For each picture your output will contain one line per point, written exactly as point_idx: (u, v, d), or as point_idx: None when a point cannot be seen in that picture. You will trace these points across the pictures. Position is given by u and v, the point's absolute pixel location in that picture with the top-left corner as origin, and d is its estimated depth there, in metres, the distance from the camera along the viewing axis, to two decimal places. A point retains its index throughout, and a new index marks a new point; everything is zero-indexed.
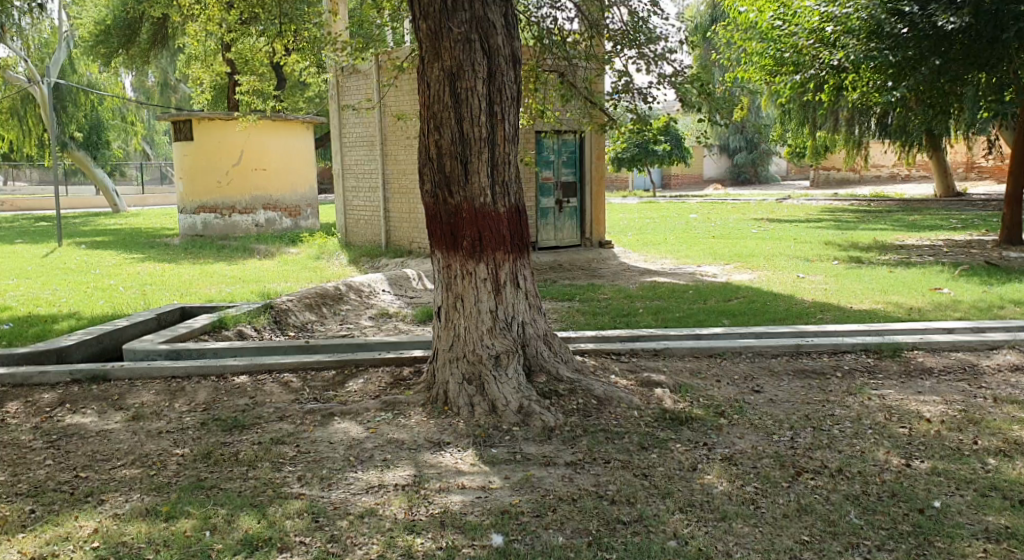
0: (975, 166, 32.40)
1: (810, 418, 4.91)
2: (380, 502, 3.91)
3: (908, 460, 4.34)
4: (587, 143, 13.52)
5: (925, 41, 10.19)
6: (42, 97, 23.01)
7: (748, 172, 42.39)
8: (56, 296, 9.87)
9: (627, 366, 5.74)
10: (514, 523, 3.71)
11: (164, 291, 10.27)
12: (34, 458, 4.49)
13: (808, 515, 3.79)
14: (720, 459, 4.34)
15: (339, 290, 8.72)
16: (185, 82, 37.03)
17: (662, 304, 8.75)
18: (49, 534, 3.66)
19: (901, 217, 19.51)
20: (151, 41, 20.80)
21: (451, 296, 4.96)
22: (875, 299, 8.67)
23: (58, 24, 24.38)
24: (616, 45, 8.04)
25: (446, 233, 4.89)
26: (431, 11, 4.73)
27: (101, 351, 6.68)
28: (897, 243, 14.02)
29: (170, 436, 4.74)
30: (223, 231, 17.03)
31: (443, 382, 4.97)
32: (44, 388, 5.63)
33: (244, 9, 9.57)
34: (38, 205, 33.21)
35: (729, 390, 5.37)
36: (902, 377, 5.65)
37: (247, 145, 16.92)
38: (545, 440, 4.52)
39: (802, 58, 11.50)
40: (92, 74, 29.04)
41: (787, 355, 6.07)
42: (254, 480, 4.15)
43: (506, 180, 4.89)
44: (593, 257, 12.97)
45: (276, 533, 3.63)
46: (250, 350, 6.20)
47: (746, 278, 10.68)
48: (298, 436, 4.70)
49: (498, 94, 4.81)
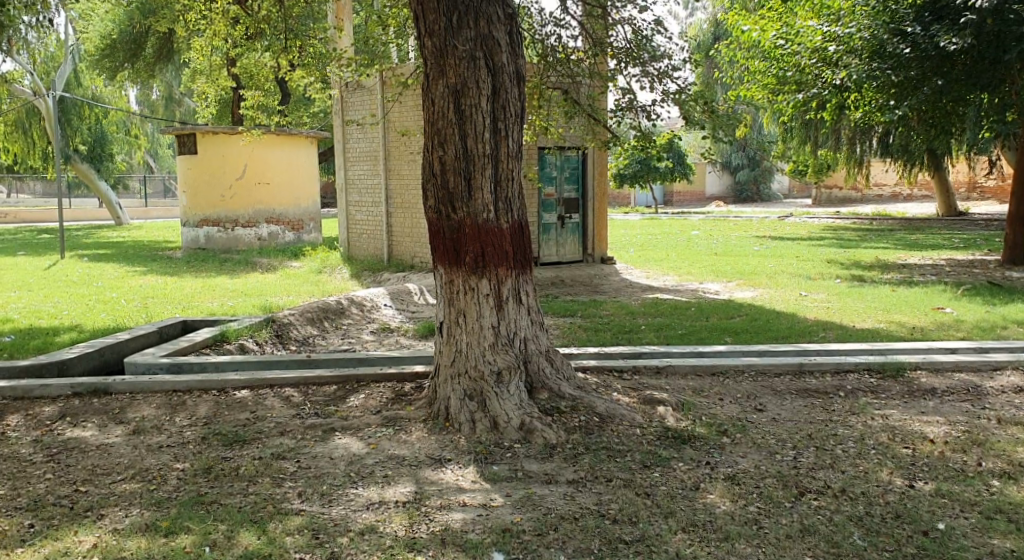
0: (977, 186, 32.56)
1: (813, 437, 4.89)
2: (381, 518, 3.89)
3: (912, 481, 4.32)
4: (589, 159, 13.53)
5: (926, 61, 10.29)
6: (46, 109, 23.21)
7: (750, 190, 42.76)
8: (58, 309, 9.89)
9: (629, 384, 5.71)
10: (516, 541, 3.69)
11: (166, 304, 10.27)
12: (34, 472, 4.47)
13: (812, 536, 3.78)
14: (723, 478, 4.32)
15: (341, 304, 8.77)
16: (190, 98, 37.41)
17: (664, 321, 8.76)
18: (48, 549, 3.64)
19: (903, 236, 19.54)
20: (156, 55, 20.97)
21: (453, 311, 4.97)
22: (879, 318, 8.67)
23: (65, 38, 24.68)
24: (619, 62, 8.06)
25: (449, 248, 4.89)
26: (436, 28, 4.76)
27: (103, 363, 6.71)
28: (899, 262, 14.03)
29: (171, 451, 4.72)
30: (226, 244, 17.09)
31: (444, 398, 4.96)
32: (45, 401, 5.61)
33: (250, 25, 9.66)
34: (41, 218, 33.45)
35: (732, 408, 5.34)
36: (905, 397, 5.62)
37: (251, 159, 16.93)
38: (547, 457, 4.51)
39: (805, 76, 11.74)
40: (97, 86, 29.23)
41: (789, 374, 6.05)
42: (254, 496, 4.13)
43: (510, 197, 4.90)
44: (595, 274, 12.99)
45: (277, 550, 3.61)
46: (252, 364, 6.20)
47: (749, 295, 10.70)
48: (298, 451, 4.69)
49: (502, 111, 4.83)
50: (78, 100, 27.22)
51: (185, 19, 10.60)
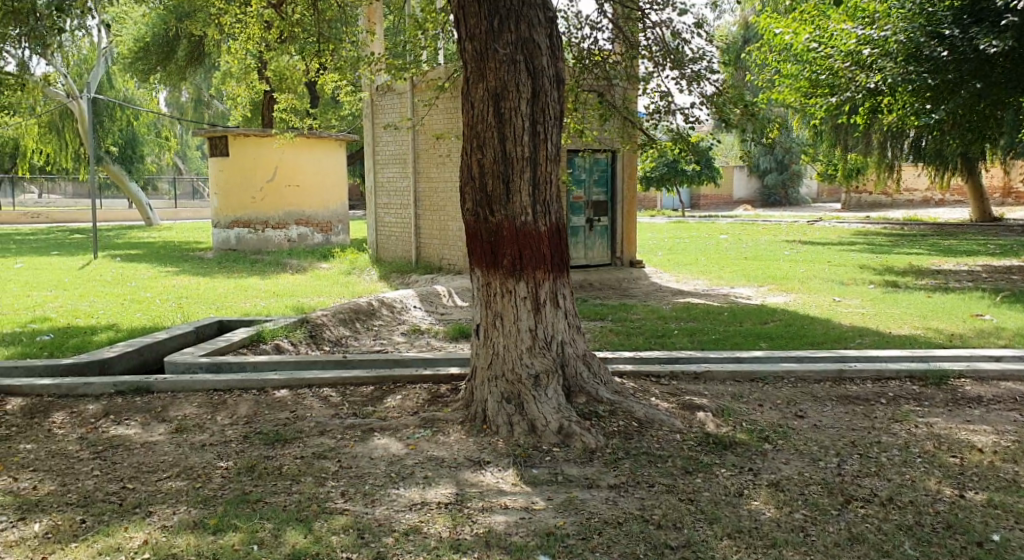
0: (1012, 191, 32.20)
1: (857, 444, 4.85)
2: (424, 519, 3.91)
3: (962, 491, 4.26)
4: (620, 162, 13.51)
5: (965, 64, 10.17)
6: (79, 111, 23.54)
7: (778, 193, 42.48)
8: (94, 308, 10.04)
9: (667, 389, 5.69)
10: (561, 545, 3.68)
11: (200, 304, 10.39)
12: (82, 468, 4.54)
13: (861, 545, 3.74)
14: (766, 485, 4.29)
15: (372, 305, 8.83)
16: (220, 100, 37.86)
17: (697, 325, 8.73)
18: (100, 545, 3.69)
19: (937, 242, 19.31)
20: (188, 58, 21.21)
21: (491, 313, 4.98)
22: (916, 324, 8.58)
23: (98, 41, 25.04)
24: (656, 64, 8.03)
25: (486, 251, 4.91)
26: (478, 32, 4.78)
27: (142, 362, 6.80)
28: (933, 268, 13.88)
29: (214, 449, 4.78)
30: (256, 246, 17.24)
31: (482, 400, 4.98)
32: (88, 399, 5.69)
33: (284, 29, 9.76)
34: (74, 218, 33.99)
35: (772, 414, 5.31)
36: (950, 405, 5.54)
37: (282, 161, 17.07)
38: (587, 462, 4.50)
39: (838, 79, 11.54)
40: (130, 89, 29.66)
41: (830, 380, 6.00)
42: (298, 495, 4.17)
43: (548, 200, 4.90)
44: (625, 277, 12.95)
45: (323, 549, 3.64)
46: (290, 364, 6.26)
47: (781, 300, 10.63)
48: (339, 450, 4.73)
49: (541, 113, 4.83)
50: (111, 102, 27.61)
51: (220, 22, 10.74)
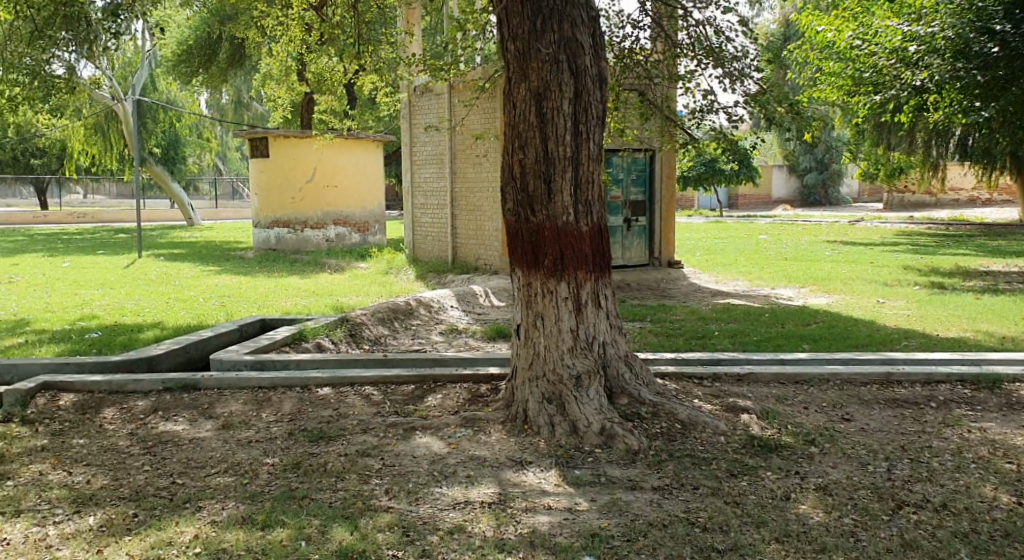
0: None
1: (907, 448, 4.76)
2: (468, 519, 3.92)
3: (1018, 498, 4.16)
4: (657, 161, 13.39)
5: (1018, 59, 10.19)
6: (124, 113, 23.97)
7: (818, 193, 41.93)
8: (139, 306, 10.22)
9: (710, 391, 5.64)
10: (606, 546, 3.67)
11: (241, 303, 10.52)
12: (132, 463, 4.62)
13: (914, 551, 3.67)
14: (814, 489, 4.23)
15: (410, 305, 8.87)
16: (259, 102, 38.36)
17: (738, 327, 8.64)
18: (152, 538, 3.75)
19: (983, 242, 18.92)
20: (229, 60, 21.49)
21: (532, 314, 4.97)
22: (964, 327, 8.41)
23: (142, 45, 25.48)
24: (699, 63, 7.94)
25: (528, 251, 4.91)
26: (520, 32, 4.79)
27: (187, 359, 6.90)
28: (981, 268, 13.59)
29: (260, 446, 4.84)
30: (295, 245, 17.43)
31: (523, 400, 4.97)
32: (137, 396, 5.78)
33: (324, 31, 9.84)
34: (118, 218, 34.64)
35: (818, 417, 5.23)
36: (1003, 410, 5.42)
37: (320, 162, 17.22)
38: (629, 463, 4.48)
39: (882, 77, 11.12)
40: (172, 91, 30.14)
41: (877, 383, 5.90)
42: (344, 492, 4.20)
43: (590, 200, 4.88)
44: (663, 278, 12.87)
45: (370, 546, 3.66)
46: (332, 363, 6.31)
47: (824, 302, 10.48)
48: (382, 448, 4.75)
49: (583, 113, 4.81)
50: (154, 104, 28.09)
51: (262, 24, 10.87)
